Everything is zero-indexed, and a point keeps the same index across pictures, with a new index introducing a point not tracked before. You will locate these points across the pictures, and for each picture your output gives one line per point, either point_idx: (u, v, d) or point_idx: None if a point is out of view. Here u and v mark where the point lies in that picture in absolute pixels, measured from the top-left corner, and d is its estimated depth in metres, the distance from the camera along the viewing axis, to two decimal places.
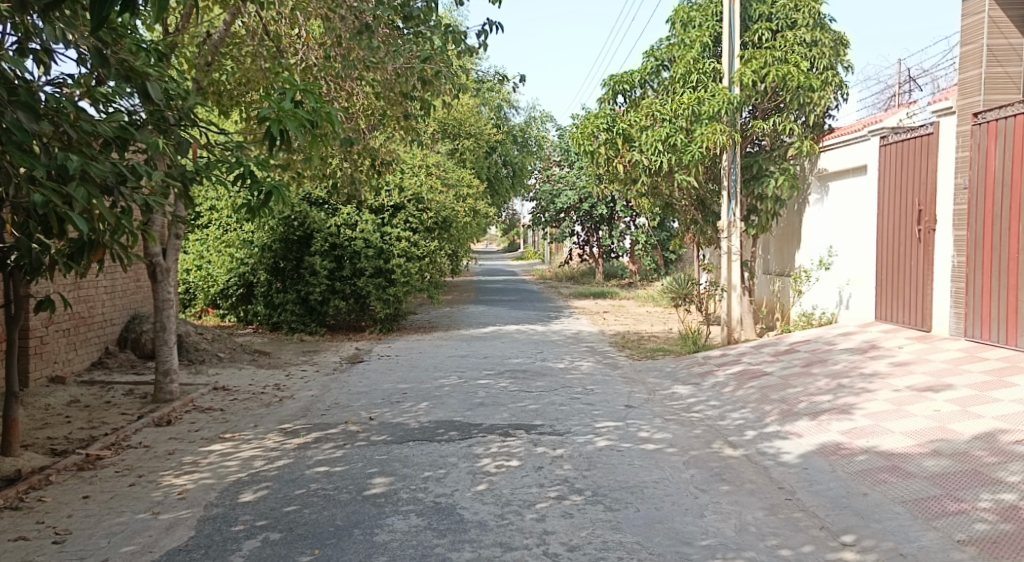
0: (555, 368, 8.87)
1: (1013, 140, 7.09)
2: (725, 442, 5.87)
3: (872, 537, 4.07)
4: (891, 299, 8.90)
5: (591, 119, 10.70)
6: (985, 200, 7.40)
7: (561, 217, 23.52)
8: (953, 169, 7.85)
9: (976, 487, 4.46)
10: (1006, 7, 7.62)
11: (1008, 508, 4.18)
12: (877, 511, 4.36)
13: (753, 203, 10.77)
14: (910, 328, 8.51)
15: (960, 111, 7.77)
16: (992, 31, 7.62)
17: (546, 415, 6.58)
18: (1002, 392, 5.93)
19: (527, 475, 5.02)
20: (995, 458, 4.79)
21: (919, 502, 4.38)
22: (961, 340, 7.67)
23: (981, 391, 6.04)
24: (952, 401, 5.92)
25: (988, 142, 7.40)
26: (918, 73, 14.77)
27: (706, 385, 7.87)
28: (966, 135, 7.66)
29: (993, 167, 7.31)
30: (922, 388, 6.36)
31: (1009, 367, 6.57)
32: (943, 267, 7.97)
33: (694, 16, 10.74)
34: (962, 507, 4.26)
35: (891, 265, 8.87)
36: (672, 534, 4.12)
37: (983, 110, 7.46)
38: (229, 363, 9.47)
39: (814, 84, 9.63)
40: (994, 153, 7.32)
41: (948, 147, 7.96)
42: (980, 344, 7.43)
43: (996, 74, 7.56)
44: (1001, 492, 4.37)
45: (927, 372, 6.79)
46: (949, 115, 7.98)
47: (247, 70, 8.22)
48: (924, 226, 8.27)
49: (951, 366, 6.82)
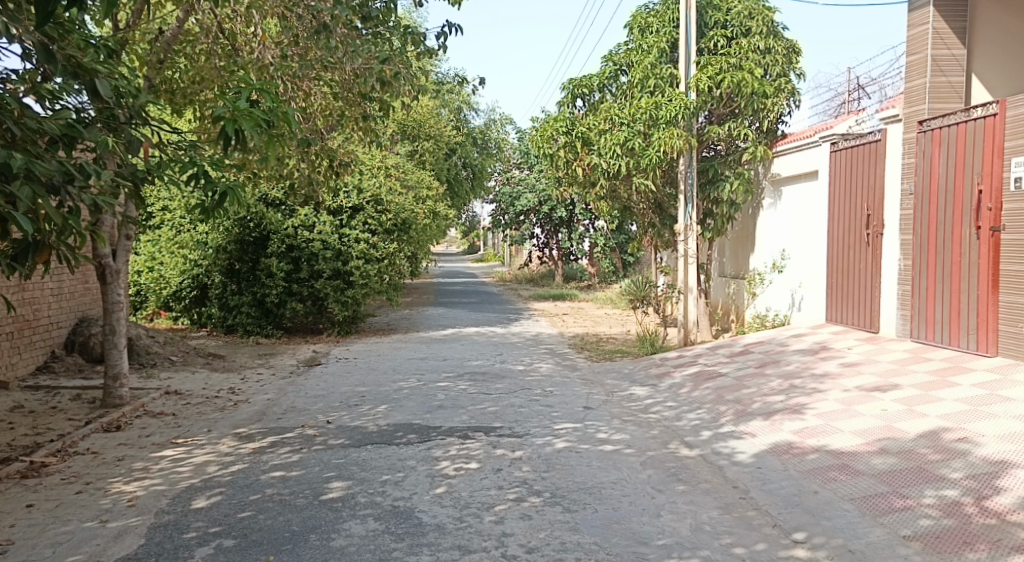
0: (514, 371, 8.88)
1: (956, 148, 7.26)
2: (681, 442, 5.93)
3: (822, 534, 4.15)
4: (841, 302, 9.07)
5: (550, 122, 10.67)
6: (929, 206, 7.58)
7: (520, 220, 23.56)
8: (899, 175, 8.04)
9: (920, 484, 4.57)
10: (949, 19, 7.82)
11: (950, 504, 4.29)
12: (826, 508, 4.45)
13: (708, 207, 10.95)
14: (859, 329, 8.69)
15: (907, 118, 7.95)
16: (936, 42, 7.81)
17: (505, 417, 6.58)
18: (945, 391, 6.08)
19: (486, 477, 5.02)
20: (938, 456, 4.91)
21: (867, 500, 4.48)
22: (907, 341, 7.85)
23: (926, 390, 6.19)
24: (898, 400, 6.05)
25: (932, 149, 7.57)
26: (867, 82, 15.11)
27: (663, 386, 7.94)
28: (912, 142, 7.85)
29: (937, 173, 7.49)
30: (870, 388, 6.50)
31: (952, 367, 6.73)
32: (890, 270, 8.15)
33: (652, 21, 10.76)
34: (907, 503, 4.36)
35: (842, 267, 9.04)
36: (630, 534, 4.15)
37: (927, 119, 7.66)
38: (182, 366, 9.32)
39: (767, 90, 9.78)
40: (937, 159, 7.49)
41: (894, 154, 8.15)
42: (925, 345, 7.61)
43: (941, 83, 7.75)
44: (944, 488, 4.48)
45: (875, 372, 6.94)
46: (896, 123, 8.17)
47: (200, 69, 8.03)
48: (873, 230, 8.43)
49: (897, 367, 6.97)
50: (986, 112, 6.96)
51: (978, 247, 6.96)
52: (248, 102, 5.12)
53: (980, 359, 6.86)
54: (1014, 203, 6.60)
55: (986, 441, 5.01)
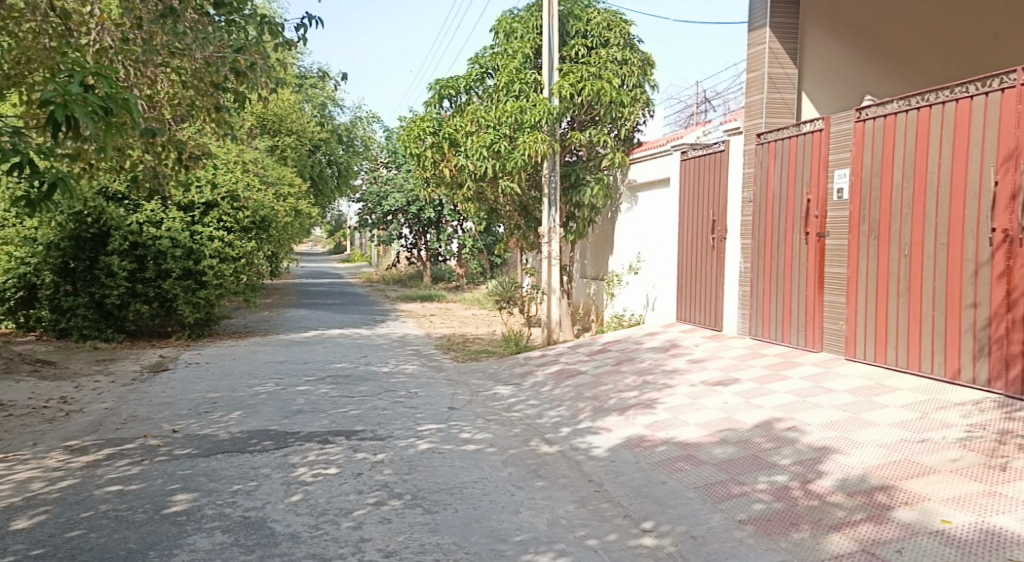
0: (378, 372, 8.80)
1: (789, 161, 7.76)
2: (541, 440, 6.06)
3: (668, 522, 4.34)
4: (689, 302, 9.50)
5: (417, 122, 10.69)
6: (766, 213, 8.07)
7: (387, 220, 23.35)
8: (740, 183, 8.50)
9: (755, 471, 4.86)
10: (782, 40, 8.28)
11: (780, 488, 4.59)
12: (672, 497, 4.65)
13: (571, 210, 11.22)
14: (705, 327, 9.13)
15: (747, 131, 8.40)
16: (772, 61, 8.26)
17: (367, 419, 6.53)
18: (778, 384, 6.50)
19: (345, 482, 4.95)
20: (771, 444, 5.24)
21: (708, 487, 4.72)
22: (745, 338, 8.32)
23: (762, 384, 6.59)
24: (737, 394, 6.41)
25: (768, 160, 8.05)
26: (711, 97, 15.81)
27: (527, 385, 8.08)
28: (751, 154, 8.30)
29: (772, 183, 7.98)
30: (713, 382, 6.85)
31: (785, 361, 7.20)
32: (731, 271, 8.62)
33: (516, 27, 11.04)
34: (743, 489, 4.63)
35: (690, 269, 9.47)
36: (488, 532, 4.20)
37: (765, 131, 8.12)
38: (7, 375, 8.69)
39: (624, 100, 10.18)
40: (773, 170, 7.98)
41: (735, 164, 8.61)
42: (761, 342, 8.09)
43: (776, 99, 8.22)
44: (775, 474, 4.79)
45: (718, 367, 7.32)
46: (737, 135, 8.63)
47: (27, 48, 7.38)
48: (717, 235, 8.89)
49: (738, 362, 7.38)
50: (814, 128, 7.45)
51: (806, 252, 7.46)
52: (82, 86, 4.87)
53: (808, 354, 7.37)
54: (836, 212, 7.11)
55: (812, 429, 5.39)
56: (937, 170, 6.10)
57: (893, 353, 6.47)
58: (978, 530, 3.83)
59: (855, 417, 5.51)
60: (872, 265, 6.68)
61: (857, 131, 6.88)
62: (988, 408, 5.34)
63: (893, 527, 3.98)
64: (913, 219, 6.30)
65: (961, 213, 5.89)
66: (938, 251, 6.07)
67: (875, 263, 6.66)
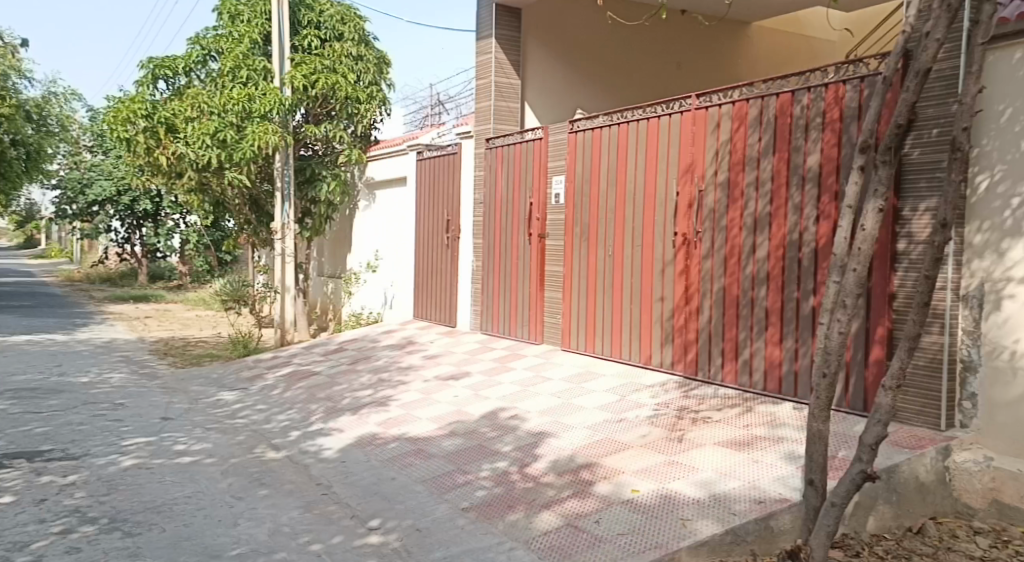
0: (76, 384, 7.98)
1: (514, 165, 8.13)
2: (267, 446, 5.84)
3: (394, 517, 4.38)
4: (427, 300, 9.64)
5: (126, 103, 9.83)
6: (495, 213, 8.40)
7: (93, 211, 21.30)
8: (472, 186, 8.76)
9: (479, 459, 5.04)
10: (508, 51, 8.46)
11: (501, 474, 4.79)
12: (400, 493, 4.70)
13: (306, 206, 10.88)
14: (441, 325, 9.30)
15: (478, 136, 8.59)
16: (499, 70, 8.41)
17: (55, 438, 5.91)
18: (505, 376, 6.79)
19: (23, 512, 4.45)
20: (495, 433, 5.47)
21: (434, 480, 4.82)
22: (478, 333, 8.62)
23: (490, 376, 6.86)
24: (467, 387, 6.62)
25: (497, 164, 8.39)
26: (447, 99, 16.08)
27: (254, 390, 7.75)
28: (481, 157, 8.58)
29: (501, 185, 8.33)
30: (445, 377, 7.02)
31: (512, 354, 7.54)
32: (465, 270, 8.85)
33: (242, 10, 10.39)
34: (467, 478, 4.78)
35: (428, 268, 9.61)
36: (198, 550, 4.00)
37: (494, 137, 8.41)
38: None
39: (361, 96, 10.17)
40: (501, 174, 8.33)
41: (467, 167, 8.84)
42: (492, 336, 8.39)
43: (503, 107, 8.45)
44: (497, 461, 5.00)
45: (451, 362, 7.51)
46: (468, 139, 8.81)
47: None
48: (452, 234, 9.10)
49: (469, 357, 7.62)
50: (534, 136, 7.86)
51: (529, 253, 7.86)
52: None
53: (531, 345, 7.79)
54: (553, 215, 7.57)
55: (531, 417, 5.70)
56: (633, 179, 6.70)
57: (599, 343, 7.03)
58: (659, 496, 4.25)
59: (569, 402, 5.91)
60: (582, 265, 7.20)
61: (569, 142, 7.37)
62: (671, 388, 6.03)
63: (593, 500, 4.30)
64: (614, 222, 6.87)
65: (649, 219, 6.54)
66: (631, 251, 6.70)
67: (584, 264, 7.18)
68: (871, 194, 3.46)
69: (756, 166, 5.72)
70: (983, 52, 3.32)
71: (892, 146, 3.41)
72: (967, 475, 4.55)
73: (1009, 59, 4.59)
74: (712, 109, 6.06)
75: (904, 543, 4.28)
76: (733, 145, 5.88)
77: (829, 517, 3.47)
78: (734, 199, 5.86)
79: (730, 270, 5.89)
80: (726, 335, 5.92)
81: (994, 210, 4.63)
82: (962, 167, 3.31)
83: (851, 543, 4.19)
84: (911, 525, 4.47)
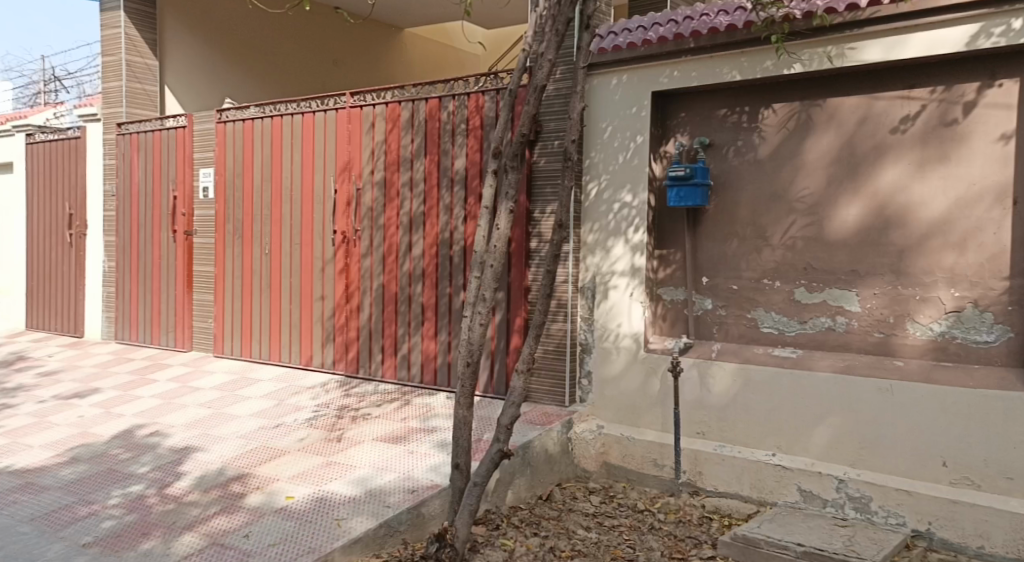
0: None
1: (152, 156, 7.60)
2: None
3: None
4: (43, 305, 8.67)
5: None
6: (131, 207, 7.78)
7: None
8: (101, 176, 8.05)
9: (108, 486, 4.52)
10: (142, 28, 7.87)
11: (134, 500, 4.34)
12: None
13: None
14: (62, 333, 8.44)
15: (105, 119, 7.96)
16: (130, 48, 7.81)
17: None
18: (144, 389, 6.32)
19: None
20: (129, 454, 5.00)
21: (47, 517, 4.16)
22: (112, 343, 7.95)
23: (127, 390, 6.34)
24: (95, 405, 6.01)
25: (131, 153, 7.77)
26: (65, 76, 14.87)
27: None
28: (112, 143, 7.91)
29: (136, 177, 7.73)
30: (68, 395, 6.29)
31: (153, 365, 7.03)
32: (93, 269, 8.12)
33: None
34: (91, 509, 4.23)
35: (44, 270, 8.64)
36: None
37: (127, 122, 7.80)
38: None
39: None
40: (136, 164, 7.73)
41: (95, 154, 8.11)
42: (129, 345, 7.78)
43: (136, 89, 7.87)
44: (130, 485, 4.54)
45: (76, 380, 6.74)
46: (95, 122, 8.13)
47: None
48: (75, 231, 8.27)
49: (100, 371, 6.94)
50: (177, 124, 7.41)
51: (175, 250, 7.39)
52: None
53: (177, 354, 7.35)
54: (202, 211, 7.20)
55: (175, 432, 5.36)
56: (290, 176, 6.61)
57: (256, 345, 6.86)
58: (313, 499, 4.25)
59: (219, 413, 5.67)
60: (238, 264, 6.95)
61: (218, 133, 7.05)
62: (332, 388, 6.07)
63: (241, 514, 4.11)
64: (272, 221, 6.72)
65: (308, 217, 6.50)
66: (291, 250, 6.60)
67: (240, 263, 6.94)
68: (502, 197, 4.02)
69: (409, 167, 5.95)
70: (584, 75, 4.13)
71: (518, 154, 3.98)
72: (585, 443, 5.29)
73: (606, 85, 5.29)
74: (367, 109, 6.18)
75: (536, 510, 4.81)
76: (388, 145, 6.06)
77: (470, 497, 3.93)
78: (390, 198, 6.04)
79: (388, 268, 6.07)
80: (385, 332, 6.09)
81: (600, 214, 5.31)
82: (572, 175, 4.18)
83: (493, 516, 4.58)
84: (542, 493, 5.03)
